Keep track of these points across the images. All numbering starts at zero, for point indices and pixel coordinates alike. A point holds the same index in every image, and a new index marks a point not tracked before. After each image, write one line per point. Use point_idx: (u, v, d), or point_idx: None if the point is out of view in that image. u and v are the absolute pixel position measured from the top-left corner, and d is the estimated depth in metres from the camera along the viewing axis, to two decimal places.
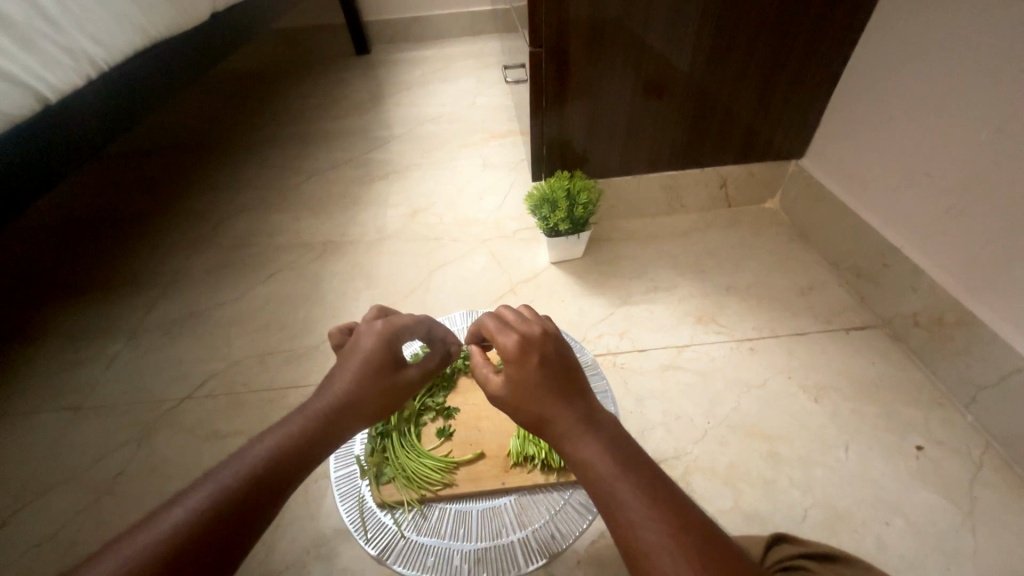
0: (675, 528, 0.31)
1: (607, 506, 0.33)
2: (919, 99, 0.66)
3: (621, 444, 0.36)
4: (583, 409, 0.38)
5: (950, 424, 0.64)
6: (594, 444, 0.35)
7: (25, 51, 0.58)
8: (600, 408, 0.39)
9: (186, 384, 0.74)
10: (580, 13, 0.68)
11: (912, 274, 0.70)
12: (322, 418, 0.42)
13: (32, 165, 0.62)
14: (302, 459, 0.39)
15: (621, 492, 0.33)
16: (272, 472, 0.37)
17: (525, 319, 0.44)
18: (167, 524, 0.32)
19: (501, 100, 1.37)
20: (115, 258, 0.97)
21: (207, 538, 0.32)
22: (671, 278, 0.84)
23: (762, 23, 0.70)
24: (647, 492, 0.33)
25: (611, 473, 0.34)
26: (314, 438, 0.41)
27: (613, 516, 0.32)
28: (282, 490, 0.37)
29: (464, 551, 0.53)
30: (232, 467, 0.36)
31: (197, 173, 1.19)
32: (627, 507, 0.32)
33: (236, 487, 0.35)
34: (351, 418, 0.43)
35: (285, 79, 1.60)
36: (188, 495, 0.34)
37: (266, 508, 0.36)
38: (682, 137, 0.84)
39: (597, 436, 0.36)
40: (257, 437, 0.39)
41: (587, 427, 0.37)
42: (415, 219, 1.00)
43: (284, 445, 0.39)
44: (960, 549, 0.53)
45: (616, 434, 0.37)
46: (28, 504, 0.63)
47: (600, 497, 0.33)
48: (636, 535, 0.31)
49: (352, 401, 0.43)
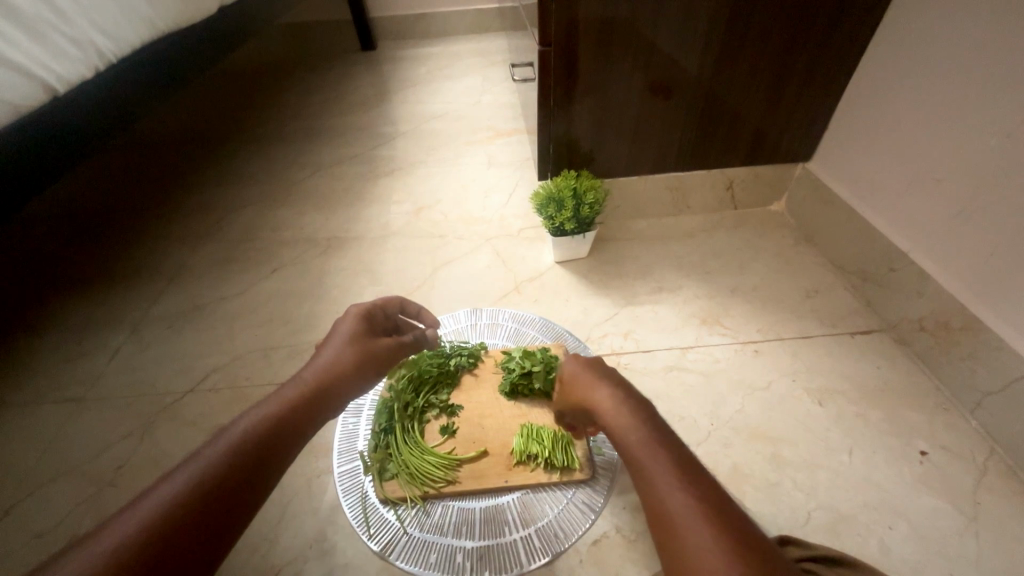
0: (704, 499, 0.33)
1: (642, 478, 0.36)
2: (930, 104, 0.66)
3: (650, 421, 0.40)
4: (622, 393, 0.43)
5: (954, 429, 0.64)
6: (629, 420, 0.40)
7: (33, 41, 0.58)
8: (636, 393, 0.43)
9: (189, 377, 0.74)
10: (591, 12, 0.67)
11: (920, 279, 0.70)
12: (309, 391, 0.44)
13: (37, 156, 0.62)
14: (290, 430, 0.41)
15: (653, 465, 0.36)
16: (261, 444, 0.38)
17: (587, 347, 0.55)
18: (157, 499, 0.32)
19: (507, 98, 1.37)
20: (119, 251, 0.96)
21: (202, 510, 0.33)
22: (675, 279, 0.84)
23: (773, 24, 0.69)
24: (675, 465, 0.36)
25: (643, 446, 0.37)
26: (302, 410, 0.43)
27: (646, 487, 0.36)
28: (276, 461, 0.39)
29: (467, 549, 0.54)
30: (220, 442, 0.37)
31: (201, 166, 1.19)
32: (657, 477, 0.35)
33: (227, 461, 0.36)
34: (340, 385, 0.46)
35: (291, 74, 1.59)
36: (177, 472, 0.34)
37: (260, 479, 0.37)
38: (689, 138, 0.83)
39: (631, 412, 0.41)
40: (240, 414, 0.40)
41: (624, 404, 0.42)
42: (420, 216, 1.00)
43: (270, 418, 0.40)
44: (962, 554, 0.53)
45: (648, 412, 0.41)
46: (33, 494, 0.63)
47: (636, 471, 0.37)
48: (665, 502, 0.34)
49: (339, 372, 0.47)
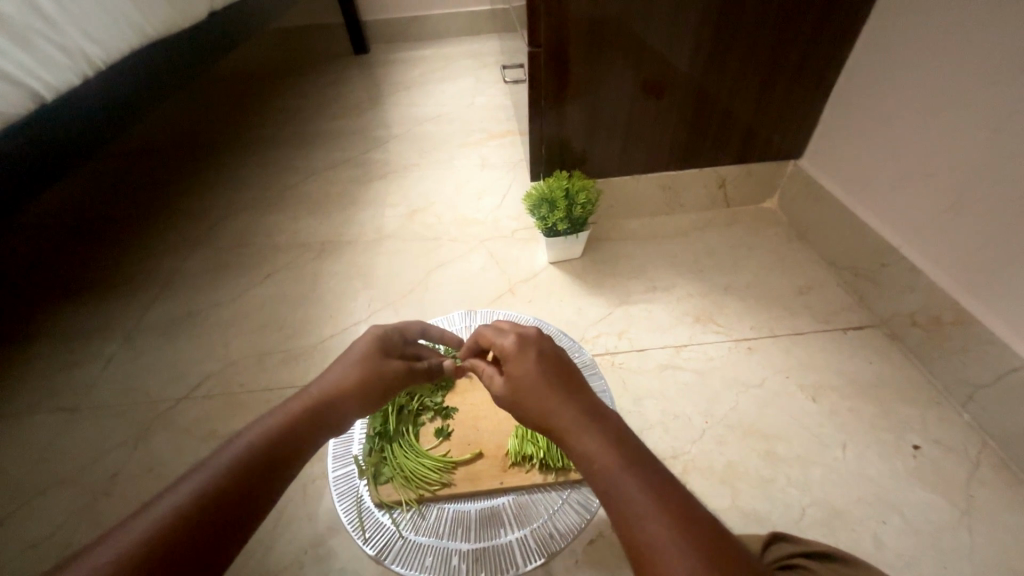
0: (680, 524, 0.31)
1: (610, 504, 0.33)
2: (918, 100, 0.67)
3: (618, 436, 0.36)
4: (584, 404, 0.39)
5: (947, 422, 0.64)
6: (594, 438, 0.36)
7: (21, 49, 0.57)
8: (598, 401, 0.39)
9: (183, 384, 0.74)
10: (580, 13, 0.67)
11: (910, 273, 0.70)
12: (318, 403, 0.44)
13: (26, 164, 0.62)
14: (295, 441, 0.41)
15: (624, 490, 0.33)
16: (268, 456, 0.38)
17: (504, 331, 0.47)
18: (166, 506, 0.33)
19: (500, 99, 1.37)
20: (112, 258, 0.96)
21: (209, 518, 0.33)
22: (669, 277, 0.84)
23: (762, 22, 0.69)
24: (648, 488, 0.33)
25: (612, 468, 0.34)
26: (308, 424, 0.42)
27: (617, 514, 0.33)
28: (282, 472, 0.39)
29: (463, 551, 0.54)
30: (227, 453, 0.37)
31: (194, 172, 1.19)
32: (630, 505, 0.33)
33: (232, 471, 0.36)
34: (346, 404, 0.46)
35: (284, 78, 1.59)
36: (184, 481, 0.35)
37: (264, 490, 0.37)
38: (681, 137, 0.84)
39: (598, 429, 0.37)
40: (248, 425, 0.41)
41: (588, 420, 0.37)
42: (413, 219, 1.00)
43: (276, 429, 0.40)
44: (957, 547, 0.53)
45: (614, 425, 0.37)
46: (27, 504, 0.63)
47: (605, 496, 0.34)
48: (639, 531, 0.31)
49: (346, 390, 0.46)
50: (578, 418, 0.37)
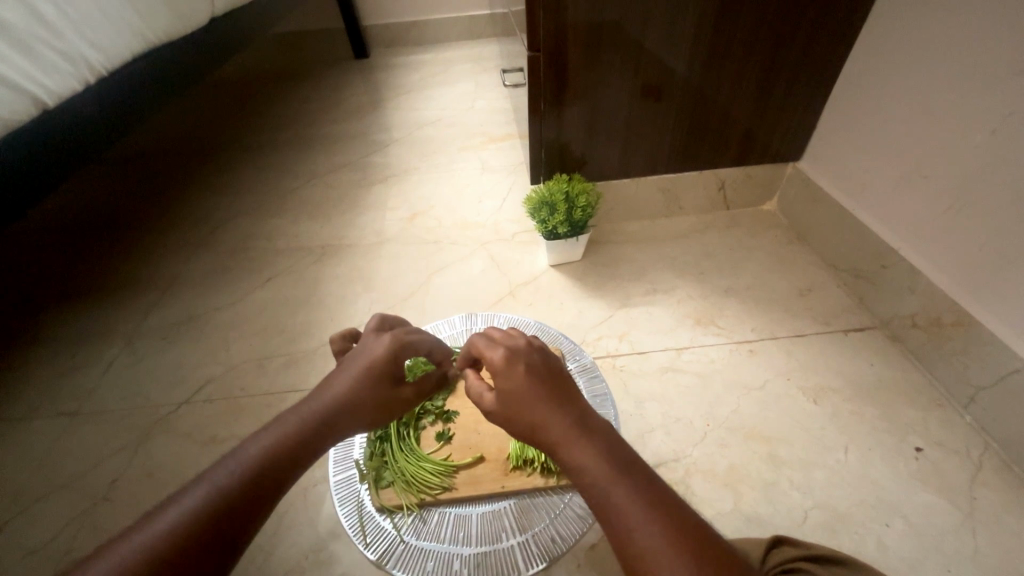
0: (673, 533, 0.31)
1: (603, 512, 0.33)
2: (915, 103, 0.67)
3: (610, 447, 0.36)
4: (574, 414, 0.38)
5: (949, 424, 0.64)
6: (586, 449, 0.36)
7: (23, 56, 0.58)
8: (589, 411, 0.39)
9: (185, 388, 0.74)
10: (579, 17, 0.68)
11: (910, 275, 0.71)
12: (319, 417, 0.41)
13: (28, 169, 0.62)
14: (296, 455, 0.39)
15: (616, 501, 0.33)
16: (263, 477, 0.36)
17: (492, 341, 0.45)
18: (164, 523, 0.32)
19: (501, 102, 1.38)
20: (114, 262, 0.96)
21: (203, 537, 0.32)
22: (670, 280, 0.84)
23: (760, 26, 0.70)
24: (641, 498, 0.33)
25: (603, 481, 0.34)
26: (307, 439, 0.40)
27: (609, 524, 0.33)
28: (278, 487, 0.37)
29: (464, 555, 0.53)
30: (227, 467, 0.36)
31: (196, 176, 1.19)
32: (623, 516, 0.32)
33: (232, 487, 0.35)
34: (348, 418, 0.43)
35: (285, 83, 1.60)
36: (181, 496, 0.34)
37: (258, 511, 0.35)
38: (681, 139, 0.84)
39: (590, 443, 0.36)
40: (246, 441, 0.38)
41: (580, 432, 0.37)
42: (414, 222, 1.00)
43: (273, 448, 0.38)
44: (960, 550, 0.53)
45: (606, 436, 0.37)
46: (26, 510, 0.62)
47: (597, 506, 0.34)
48: (632, 540, 0.32)
49: (348, 404, 0.43)
50: (568, 429, 0.37)
